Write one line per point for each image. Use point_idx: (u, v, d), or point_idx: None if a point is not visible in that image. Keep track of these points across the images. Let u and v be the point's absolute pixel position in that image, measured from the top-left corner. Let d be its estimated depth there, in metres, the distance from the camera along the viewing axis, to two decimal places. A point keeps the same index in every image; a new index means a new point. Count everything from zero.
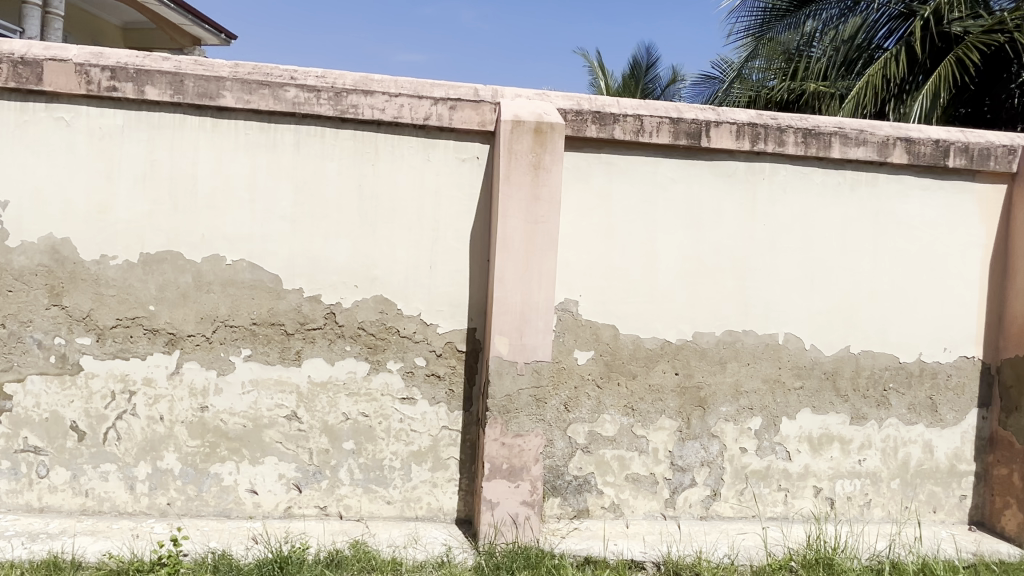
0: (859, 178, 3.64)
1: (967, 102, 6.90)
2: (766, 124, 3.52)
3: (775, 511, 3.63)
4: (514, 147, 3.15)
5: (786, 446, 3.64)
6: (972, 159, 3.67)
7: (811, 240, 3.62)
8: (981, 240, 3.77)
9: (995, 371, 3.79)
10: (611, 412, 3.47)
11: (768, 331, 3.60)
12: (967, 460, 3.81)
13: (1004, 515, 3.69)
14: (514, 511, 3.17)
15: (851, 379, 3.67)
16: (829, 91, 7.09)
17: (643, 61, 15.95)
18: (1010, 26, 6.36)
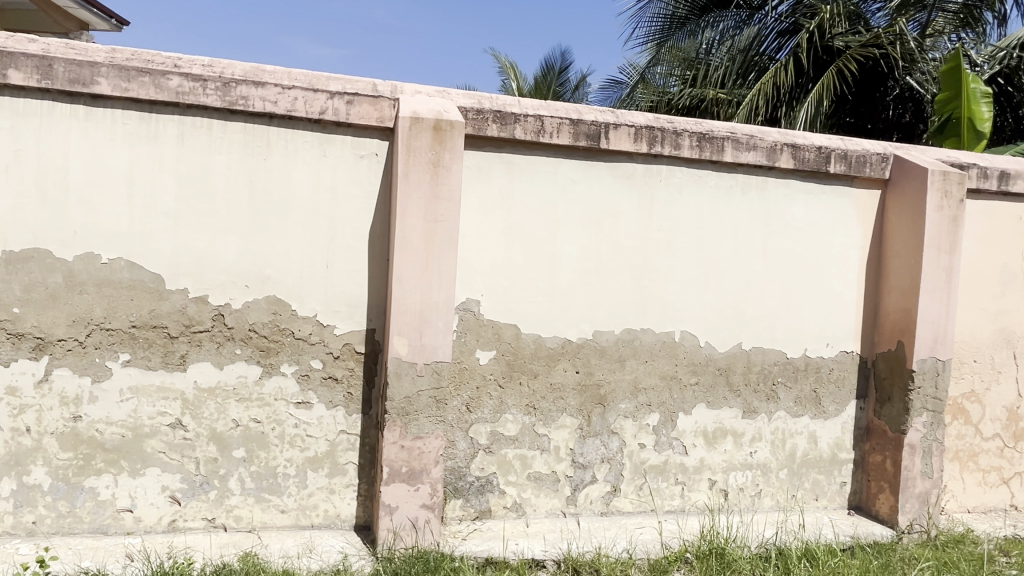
0: (749, 182, 3.80)
1: (849, 113, 7.32)
2: (662, 127, 3.61)
3: (672, 504, 3.73)
4: (412, 144, 3.09)
5: (683, 440, 3.75)
6: (850, 165, 3.90)
7: (705, 241, 3.74)
8: (859, 242, 4.02)
9: (871, 364, 4.05)
10: (513, 412, 3.47)
11: (665, 330, 3.69)
12: (846, 448, 4.05)
13: (879, 499, 3.95)
14: (414, 515, 3.12)
15: (742, 374, 3.83)
16: (727, 99, 7.38)
17: (556, 65, 16.15)
18: (884, 42, 6.86)
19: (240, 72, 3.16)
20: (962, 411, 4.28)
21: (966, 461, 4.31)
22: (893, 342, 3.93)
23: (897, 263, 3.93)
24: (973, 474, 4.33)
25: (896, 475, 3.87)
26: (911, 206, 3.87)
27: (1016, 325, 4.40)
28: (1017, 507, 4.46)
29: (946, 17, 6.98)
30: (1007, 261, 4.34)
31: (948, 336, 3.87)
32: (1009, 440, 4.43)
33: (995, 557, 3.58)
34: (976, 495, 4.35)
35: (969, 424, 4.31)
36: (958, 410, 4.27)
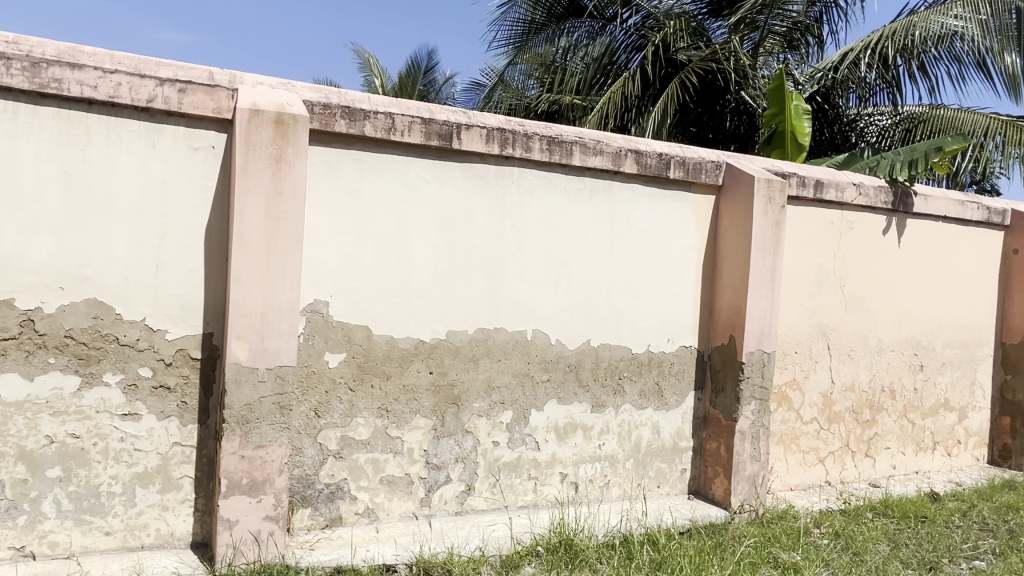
0: (596, 185, 3.95)
1: (693, 122, 7.83)
2: (514, 129, 3.67)
3: (525, 499, 3.80)
4: (252, 138, 2.95)
5: (535, 437, 3.83)
6: (688, 171, 4.16)
7: (555, 241, 3.85)
8: (696, 244, 4.30)
9: (707, 357, 4.35)
10: (364, 415, 3.39)
11: (517, 329, 3.76)
12: (686, 437, 4.32)
13: (715, 483, 4.25)
14: (256, 528, 2.98)
15: (591, 370, 3.97)
16: (581, 104, 7.72)
17: (421, 64, 16.04)
18: (720, 57, 7.36)
19: (52, 52, 2.86)
20: (785, 398, 4.70)
21: (788, 444, 4.74)
22: (726, 337, 4.25)
23: (729, 264, 4.25)
24: (794, 455, 4.77)
25: (729, 459, 4.18)
26: (740, 211, 4.19)
27: (830, 319, 4.89)
28: (831, 482, 4.96)
29: (774, 38, 7.68)
30: (821, 262, 4.82)
31: (772, 330, 4.24)
32: (824, 423, 4.92)
33: (810, 529, 3.97)
34: (798, 474, 4.79)
35: (791, 410, 4.74)
36: (782, 397, 4.69)
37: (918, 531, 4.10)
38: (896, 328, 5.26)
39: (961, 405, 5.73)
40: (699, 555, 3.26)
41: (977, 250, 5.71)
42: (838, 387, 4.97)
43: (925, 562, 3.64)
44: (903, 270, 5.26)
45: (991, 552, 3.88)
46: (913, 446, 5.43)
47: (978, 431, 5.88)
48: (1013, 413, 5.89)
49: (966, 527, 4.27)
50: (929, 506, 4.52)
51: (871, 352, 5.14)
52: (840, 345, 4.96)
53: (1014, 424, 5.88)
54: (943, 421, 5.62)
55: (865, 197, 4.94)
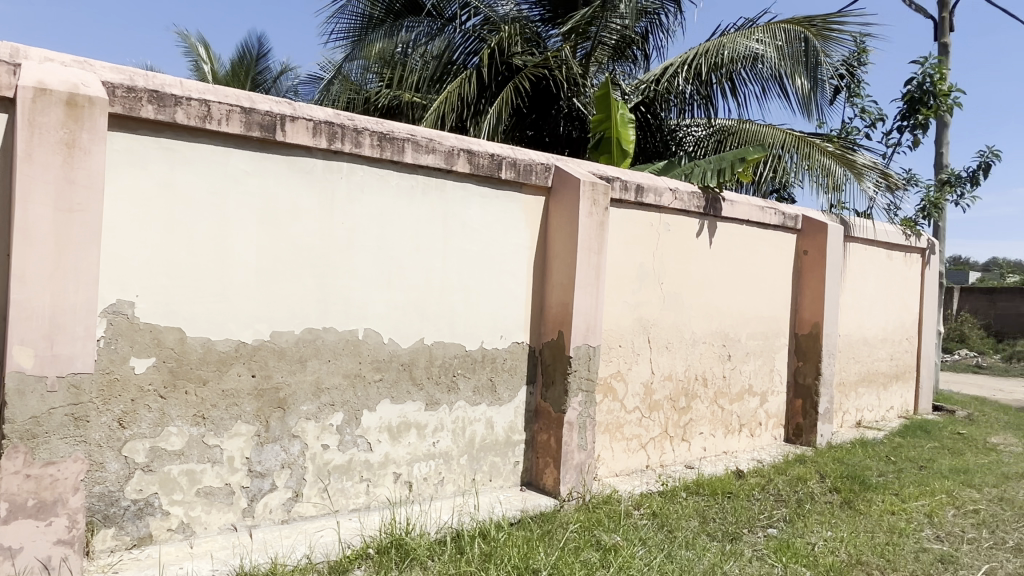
0: (429, 183, 3.96)
1: (530, 126, 8.11)
2: (342, 123, 3.58)
3: (356, 502, 3.73)
4: (36, 119, 2.65)
5: (367, 437, 3.77)
6: (518, 172, 4.28)
7: (387, 239, 3.80)
8: (527, 242, 4.43)
9: (538, 353, 4.51)
10: (177, 424, 3.16)
11: (347, 328, 3.67)
12: (519, 430, 4.45)
13: (545, 473, 4.42)
14: (45, 555, 2.68)
15: (424, 368, 3.97)
16: (421, 103, 7.72)
17: (253, 50, 15.21)
18: (552, 64, 7.62)
19: None
20: (610, 389, 4.98)
21: (614, 432, 5.03)
22: (555, 332, 4.43)
23: (557, 262, 4.44)
24: (619, 443, 5.07)
25: (558, 449, 4.37)
26: (567, 212, 4.39)
27: (650, 314, 5.25)
28: (652, 466, 5.33)
29: (603, 49, 8.07)
30: (642, 260, 5.16)
31: (597, 325, 4.49)
32: (646, 411, 5.27)
33: (631, 510, 4.24)
34: (622, 460, 5.10)
35: (616, 400, 5.03)
36: (608, 389, 4.96)
37: (723, 506, 4.52)
38: (707, 322, 5.76)
39: (762, 389, 6.38)
40: (527, 544, 3.37)
41: (774, 251, 6.38)
42: (657, 377, 5.34)
43: (727, 534, 4.02)
44: (713, 269, 5.76)
45: (782, 520, 4.36)
46: (723, 429, 5.96)
47: (777, 412, 6.58)
48: (804, 395, 6.65)
49: (763, 499, 4.76)
50: (734, 482, 4.99)
51: (686, 343, 5.58)
52: (659, 338, 5.34)
53: (805, 405, 6.64)
54: (748, 405, 6.23)
55: (680, 201, 5.34)
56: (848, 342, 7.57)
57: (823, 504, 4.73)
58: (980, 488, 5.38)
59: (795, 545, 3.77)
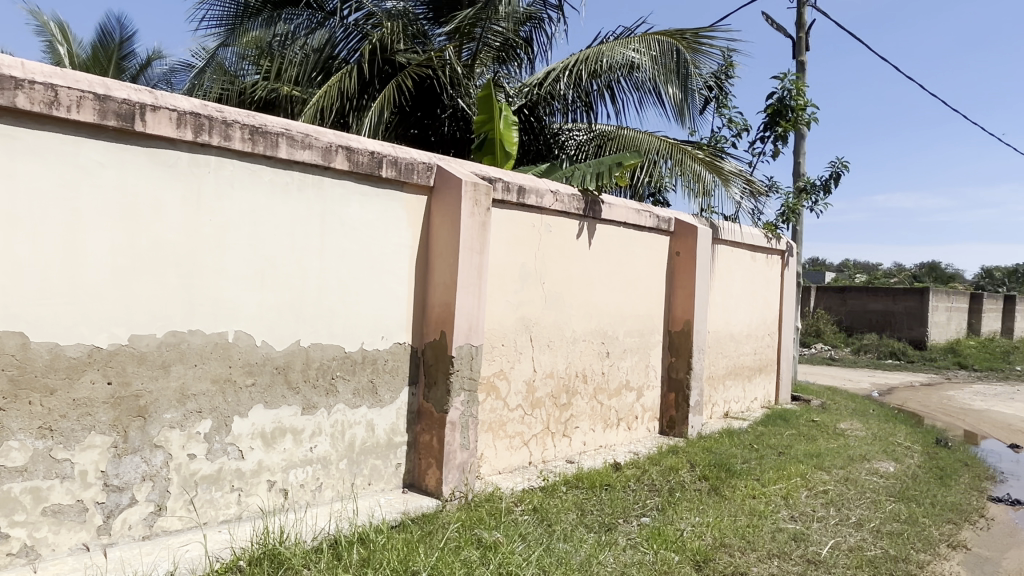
0: (305, 180, 3.83)
1: (414, 125, 8.04)
2: (210, 115, 3.40)
3: (227, 513, 3.56)
4: None
5: (238, 445, 3.60)
6: (400, 171, 4.23)
7: (259, 237, 3.65)
8: (409, 242, 4.39)
9: (420, 353, 4.48)
10: (19, 437, 2.89)
11: (216, 330, 3.49)
12: (401, 432, 4.40)
13: (428, 473, 4.41)
14: None
15: (301, 371, 3.85)
16: (300, 97, 7.51)
17: (117, 33, 14.14)
18: (435, 64, 7.59)
19: None
20: (493, 388, 5.03)
21: (497, 430, 5.08)
22: (437, 332, 4.42)
23: (440, 262, 4.43)
24: (502, 441, 5.13)
25: (440, 450, 4.36)
26: (448, 212, 4.38)
27: (532, 313, 5.35)
28: (534, 462, 5.43)
29: (489, 51, 8.13)
30: (524, 261, 5.25)
31: (479, 324, 4.52)
32: (528, 408, 5.37)
33: (512, 507, 4.30)
34: (505, 458, 5.16)
35: (499, 399, 5.09)
36: (491, 387, 5.01)
37: (601, 498, 4.68)
38: (587, 320, 5.94)
39: (638, 384, 6.66)
40: (407, 546, 3.34)
41: (649, 252, 6.67)
42: (539, 375, 5.45)
43: (603, 524, 4.17)
44: (593, 269, 5.94)
45: (655, 508, 4.57)
46: (602, 424, 6.17)
47: (652, 406, 6.89)
48: (677, 389, 7.00)
49: (638, 490, 4.97)
50: (611, 475, 5.18)
51: (567, 342, 5.72)
52: (541, 336, 5.45)
53: (678, 398, 6.99)
54: (625, 400, 6.47)
55: (560, 203, 5.47)
56: (717, 338, 8.05)
57: (692, 492, 5.00)
58: (829, 471, 5.88)
59: (666, 532, 3.96)
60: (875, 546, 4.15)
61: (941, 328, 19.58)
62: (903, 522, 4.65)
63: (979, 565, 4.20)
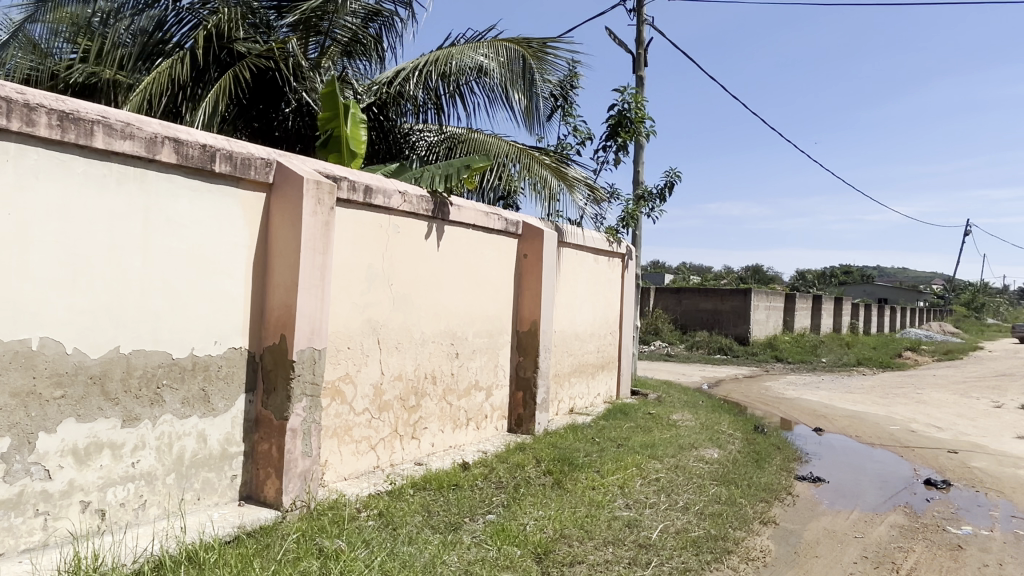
0: (125, 172, 3.53)
1: (255, 118, 7.69)
2: (9, 97, 3.04)
3: (31, 541, 3.20)
4: None
5: (44, 464, 3.24)
6: (235, 166, 4.01)
7: (71, 234, 3.31)
8: (246, 241, 4.17)
9: (258, 358, 4.27)
10: None
11: (17, 338, 3.13)
12: (237, 442, 4.17)
13: (266, 484, 4.22)
14: None
15: (121, 381, 3.53)
16: (126, 82, 6.87)
17: None
18: (276, 55, 7.24)
19: None
20: (338, 392, 4.90)
21: (341, 436, 4.95)
22: (277, 336, 4.24)
23: (279, 262, 4.25)
24: (347, 446, 5.01)
25: (280, 458, 4.18)
26: (289, 210, 4.22)
27: (378, 315, 5.27)
28: (381, 466, 5.35)
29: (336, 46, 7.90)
30: (371, 262, 5.16)
31: (322, 327, 4.40)
32: (375, 412, 5.28)
33: (357, 513, 4.21)
34: (351, 464, 5.04)
35: (344, 403, 4.97)
36: (335, 392, 4.88)
37: (447, 498, 4.71)
38: (436, 322, 5.94)
39: (487, 384, 6.76)
40: (241, 562, 3.18)
41: (498, 254, 6.79)
42: (386, 377, 5.37)
43: (449, 524, 4.20)
44: (441, 270, 5.96)
45: (500, 505, 4.67)
46: (451, 424, 6.20)
47: (500, 405, 7.02)
48: (524, 387, 7.19)
49: (484, 488, 5.06)
50: (458, 474, 5.22)
51: (415, 344, 5.69)
52: (388, 338, 5.39)
53: (525, 397, 7.18)
54: (474, 400, 6.55)
55: (408, 204, 5.43)
56: (562, 337, 8.35)
57: (537, 486, 5.16)
58: (662, 460, 6.30)
59: (509, 528, 4.06)
60: (699, 527, 4.51)
61: (761, 325, 21.56)
62: (722, 503, 5.09)
63: (785, 537, 4.69)
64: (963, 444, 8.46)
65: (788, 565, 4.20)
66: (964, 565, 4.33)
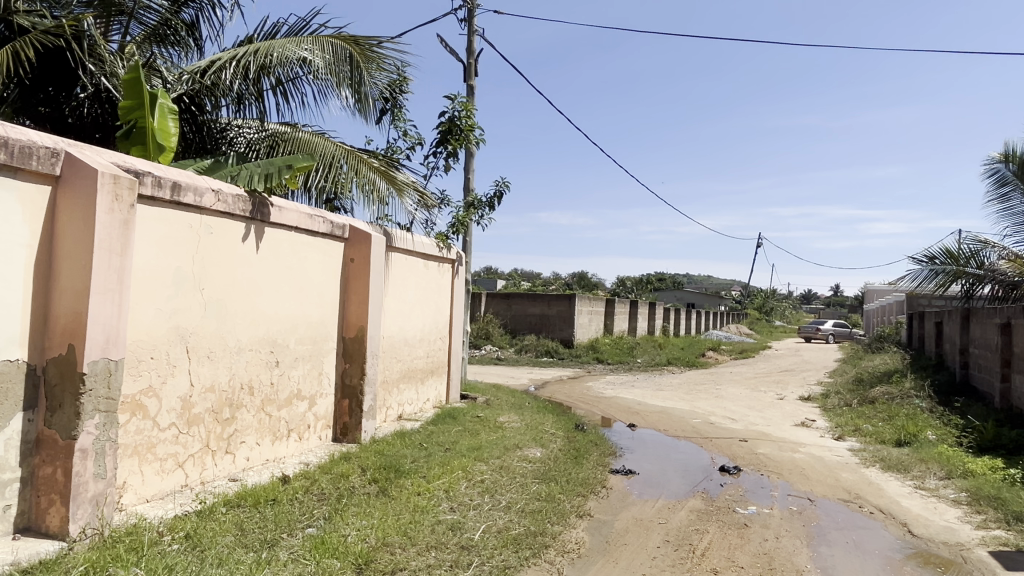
0: None
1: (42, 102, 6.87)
2: None
3: None
4: None
5: None
6: (12, 155, 3.54)
7: None
8: (26, 240, 3.69)
9: (40, 372, 3.80)
10: None
11: None
12: (11, 467, 3.68)
13: (48, 513, 3.75)
14: None
15: None
16: None
17: None
18: (67, 32, 6.46)
19: None
20: (139, 407, 4.49)
21: (143, 454, 4.54)
22: (64, 346, 3.80)
23: (67, 264, 3.82)
24: (150, 465, 4.60)
25: (66, 483, 3.74)
26: (79, 206, 3.80)
27: (187, 322, 4.90)
28: (190, 485, 4.96)
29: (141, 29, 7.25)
30: (179, 265, 4.79)
31: (120, 336, 4.01)
32: (183, 427, 4.90)
33: (159, 537, 3.87)
34: (154, 484, 4.63)
35: (146, 418, 4.56)
36: (135, 407, 4.46)
37: (264, 514, 4.47)
38: (254, 328, 5.63)
39: (310, 393, 6.51)
40: None
41: (323, 258, 6.57)
42: (196, 389, 5.01)
43: (264, 542, 3.99)
44: (260, 275, 5.66)
45: (320, 518, 4.52)
46: (270, 436, 5.90)
47: (324, 414, 6.79)
48: (350, 395, 7.01)
49: (305, 501, 4.87)
50: (277, 488, 4.98)
51: (230, 353, 5.36)
52: (198, 347, 5.02)
53: (351, 405, 7.00)
54: (295, 410, 6.28)
55: (223, 203, 5.11)
56: (390, 343, 8.26)
57: (361, 496, 5.05)
58: (487, 462, 6.43)
59: (329, 540, 3.95)
60: (519, 525, 4.66)
61: (584, 329, 22.71)
62: (543, 500, 5.30)
63: (598, 528, 4.98)
64: (751, 433, 9.49)
65: (600, 555, 4.47)
66: (749, 541, 4.86)
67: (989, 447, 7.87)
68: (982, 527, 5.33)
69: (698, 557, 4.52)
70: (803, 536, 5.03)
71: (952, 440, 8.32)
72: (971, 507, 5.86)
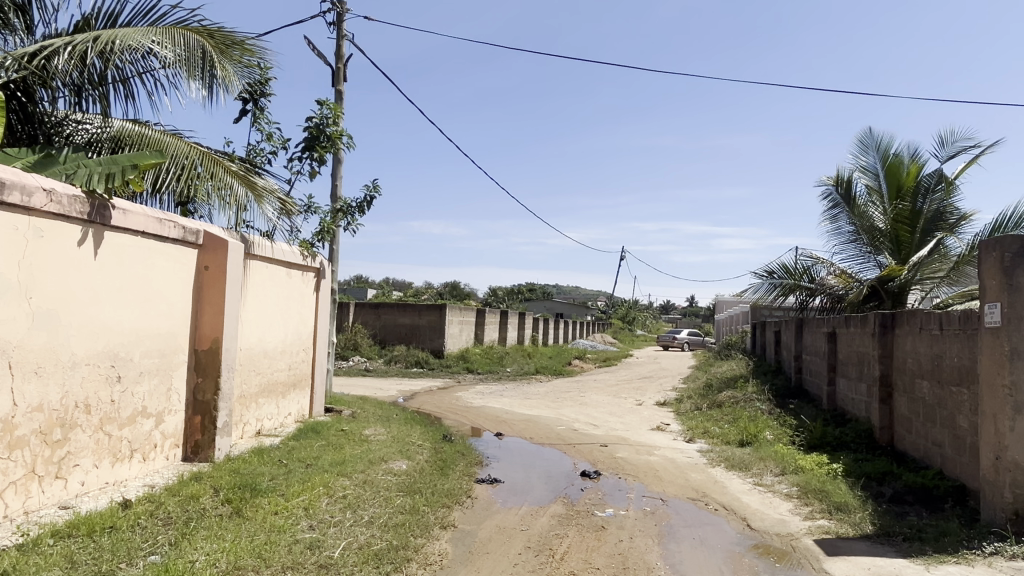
0: None
1: None
2: None
3: None
4: None
5: None
6: None
7: None
8: None
9: None
10: None
11: None
12: None
13: None
14: None
15: None
16: None
17: None
18: None
19: None
20: None
21: None
22: None
23: None
24: None
25: None
26: None
27: (10, 335, 4.42)
28: (10, 515, 4.47)
29: None
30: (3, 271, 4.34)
31: None
32: (3, 451, 4.41)
33: None
34: None
35: None
36: None
37: (99, 543, 4.11)
38: (92, 340, 5.17)
39: (157, 410, 6.07)
40: None
41: (173, 265, 6.16)
42: (21, 409, 4.53)
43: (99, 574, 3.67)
44: (100, 282, 5.22)
45: (165, 544, 4.22)
46: (109, 458, 5.43)
47: (173, 432, 6.35)
48: (203, 412, 6.61)
49: (148, 526, 4.52)
50: (115, 515, 4.58)
51: (62, 368, 4.89)
52: (23, 363, 4.54)
53: (203, 422, 6.59)
54: (140, 428, 5.82)
55: (57, 204, 4.69)
56: (248, 355, 7.87)
57: (212, 518, 4.76)
58: (350, 476, 6.28)
59: (174, 567, 3.69)
60: (381, 539, 4.60)
61: (455, 339, 22.74)
62: (406, 513, 5.25)
63: (461, 539, 5.00)
64: (611, 438, 9.92)
65: (462, 565, 4.48)
66: (605, 543, 5.07)
67: (817, 444, 8.71)
68: (809, 517, 5.88)
69: (557, 561, 4.65)
70: (654, 535, 5.32)
71: (787, 439, 9.12)
72: (800, 500, 6.44)
